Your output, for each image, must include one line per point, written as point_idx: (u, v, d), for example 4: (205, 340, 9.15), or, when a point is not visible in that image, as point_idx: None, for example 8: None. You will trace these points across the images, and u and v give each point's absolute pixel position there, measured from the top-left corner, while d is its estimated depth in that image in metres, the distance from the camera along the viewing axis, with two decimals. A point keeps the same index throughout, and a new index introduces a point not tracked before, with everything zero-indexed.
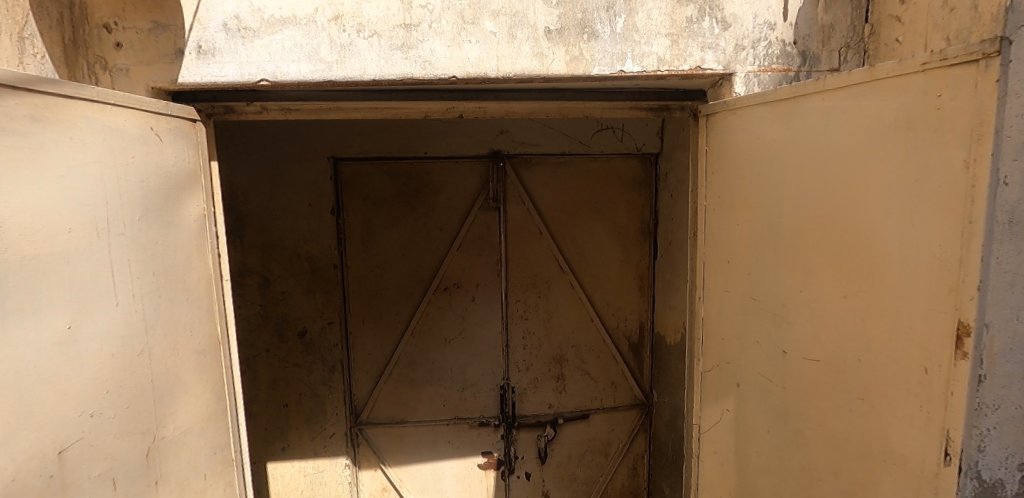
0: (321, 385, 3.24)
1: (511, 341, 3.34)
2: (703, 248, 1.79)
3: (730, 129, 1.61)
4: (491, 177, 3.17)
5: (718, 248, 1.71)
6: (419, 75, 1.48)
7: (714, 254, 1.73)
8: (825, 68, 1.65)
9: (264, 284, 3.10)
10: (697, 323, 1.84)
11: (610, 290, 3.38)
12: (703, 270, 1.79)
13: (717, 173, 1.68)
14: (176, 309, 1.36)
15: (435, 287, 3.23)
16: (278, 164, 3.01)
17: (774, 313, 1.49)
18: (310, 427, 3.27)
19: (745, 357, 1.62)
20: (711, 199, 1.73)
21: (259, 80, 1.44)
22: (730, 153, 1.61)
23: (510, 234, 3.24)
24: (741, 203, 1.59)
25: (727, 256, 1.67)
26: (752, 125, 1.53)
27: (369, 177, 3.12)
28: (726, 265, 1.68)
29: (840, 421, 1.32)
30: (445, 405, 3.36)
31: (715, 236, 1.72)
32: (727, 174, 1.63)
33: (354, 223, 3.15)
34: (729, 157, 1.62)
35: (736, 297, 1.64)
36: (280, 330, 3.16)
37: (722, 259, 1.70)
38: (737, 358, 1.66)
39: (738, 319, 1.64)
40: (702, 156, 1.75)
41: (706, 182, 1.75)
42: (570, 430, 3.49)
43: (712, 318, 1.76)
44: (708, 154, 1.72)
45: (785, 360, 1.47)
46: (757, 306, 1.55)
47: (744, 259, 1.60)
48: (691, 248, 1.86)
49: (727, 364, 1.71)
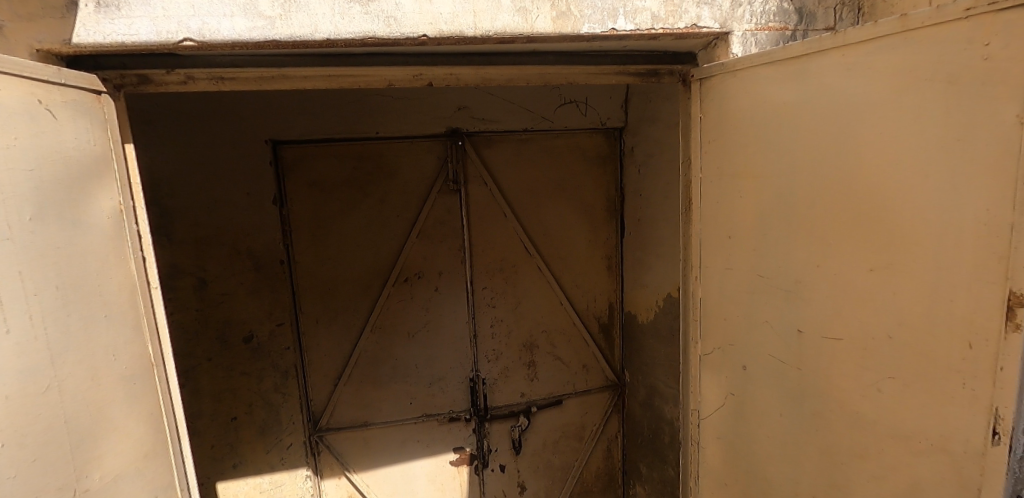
0: (274, 393, 2.95)
1: (479, 331, 3.16)
2: (699, 224, 1.63)
3: (728, 92, 1.46)
4: (449, 157, 2.95)
5: (718, 224, 1.56)
6: (383, 34, 1.24)
7: (712, 232, 1.58)
8: (821, 26, 1.54)
9: (200, 285, 2.76)
10: (690, 305, 1.71)
11: (578, 272, 3.25)
12: (699, 247, 1.64)
13: (714, 141, 1.53)
14: (93, 329, 1.10)
15: (395, 278, 3.00)
16: (209, 151, 2.68)
17: (787, 293, 1.36)
18: (264, 439, 2.98)
19: (751, 341, 1.49)
20: (709, 170, 1.57)
21: (182, 40, 1.17)
22: (731, 119, 1.46)
23: (472, 217, 3.04)
24: (744, 172, 1.44)
25: (729, 231, 1.52)
26: (755, 87, 1.38)
27: (315, 161, 2.84)
28: (726, 241, 1.53)
29: (867, 402, 1.21)
30: (412, 402, 3.16)
31: (714, 211, 1.57)
32: (728, 142, 1.48)
33: (301, 213, 2.88)
34: (728, 124, 1.47)
35: (739, 276, 1.50)
36: (222, 336, 2.83)
37: (721, 235, 1.55)
38: (742, 339, 1.52)
39: (743, 298, 1.50)
40: (695, 124, 1.59)
41: (700, 152, 1.59)
42: (544, 418, 3.35)
43: (710, 298, 1.62)
44: (704, 121, 1.55)
45: (800, 341, 1.35)
46: (766, 285, 1.42)
47: (750, 235, 1.45)
48: (683, 226, 1.70)
49: (729, 347, 1.58)
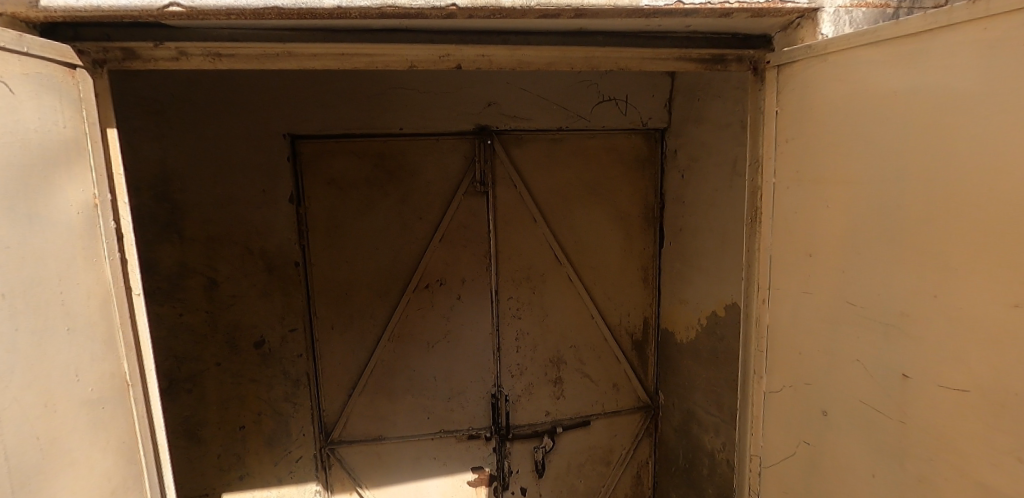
0: (284, 402, 2.79)
1: (503, 344, 2.95)
2: (769, 238, 1.39)
3: (815, 82, 1.22)
4: (477, 156, 2.76)
5: (794, 240, 1.32)
6: (404, 3, 1.04)
7: (786, 248, 1.34)
8: (930, 5, 1.28)
9: (210, 286, 2.62)
10: (750, 331, 1.47)
11: (611, 284, 3.02)
12: (768, 265, 1.40)
13: (793, 140, 1.30)
14: (49, 346, 0.95)
15: (415, 284, 2.84)
16: (224, 144, 2.54)
17: (887, 327, 1.11)
18: (272, 451, 2.83)
19: (834, 384, 1.24)
20: (785, 174, 1.33)
21: (167, 5, 1.00)
22: (816, 113, 1.23)
23: (499, 221, 2.84)
24: (830, 177, 1.20)
25: (808, 248, 1.28)
26: (852, 74, 1.14)
27: (334, 158, 2.71)
28: (805, 259, 1.29)
29: (999, 473, 0.95)
30: (429, 417, 2.98)
31: (790, 224, 1.33)
32: (812, 141, 1.24)
33: (318, 213, 2.73)
34: (814, 119, 1.23)
35: (820, 304, 1.26)
36: (232, 340, 2.68)
37: (799, 251, 1.31)
38: (821, 378, 1.27)
39: (824, 328, 1.25)
40: (769, 120, 1.36)
41: (775, 153, 1.35)
42: (569, 440, 3.12)
43: (780, 326, 1.38)
44: (781, 116, 1.32)
45: (907, 386, 1.08)
46: (856, 314, 1.17)
47: (835, 254, 1.21)
48: (747, 239, 1.46)
49: (803, 386, 1.32)
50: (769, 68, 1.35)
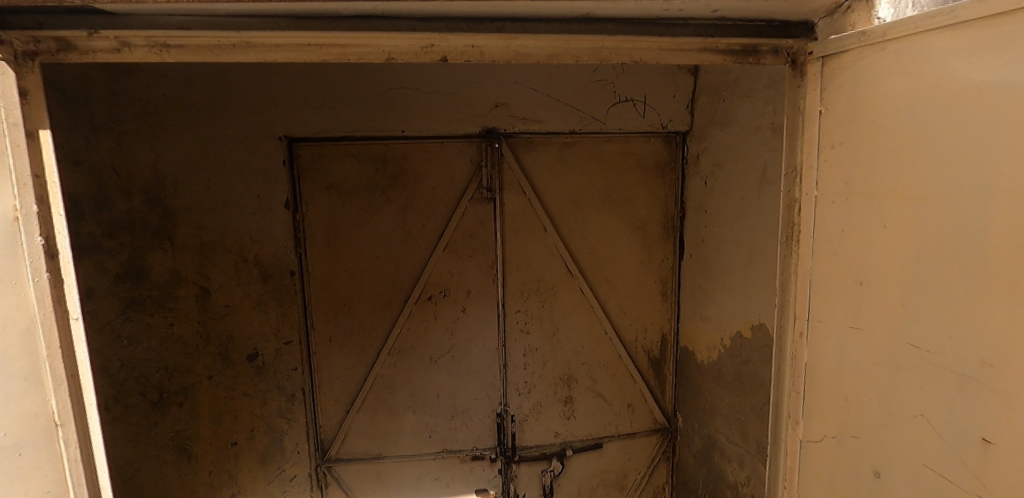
0: (278, 418, 2.65)
1: (510, 360, 2.78)
2: (808, 258, 1.20)
3: (872, 76, 1.03)
4: (484, 160, 2.61)
5: (841, 264, 1.12)
6: None
7: (830, 272, 1.15)
8: None
9: (203, 295, 2.47)
10: (784, 367, 1.28)
11: (627, 298, 2.83)
12: (808, 289, 1.21)
13: (842, 146, 1.11)
14: None
15: (417, 296, 2.68)
16: (218, 146, 2.41)
17: (963, 378, 0.92)
18: (266, 469, 2.67)
19: (897, 442, 1.03)
20: (829, 186, 1.14)
21: None
22: (869, 115, 1.04)
23: (507, 230, 2.68)
24: (888, 191, 1.01)
25: (859, 274, 1.08)
26: (921, 66, 0.95)
27: (333, 162, 2.57)
28: (854, 286, 1.09)
29: None
30: (431, 435, 2.82)
31: (835, 244, 1.13)
32: (866, 147, 1.05)
33: (316, 219, 2.60)
34: (870, 121, 1.04)
35: (874, 342, 1.06)
36: (225, 352, 2.53)
37: (846, 276, 1.11)
38: (874, 430, 1.07)
39: (879, 370, 1.05)
40: (812, 120, 1.17)
41: (818, 159, 1.16)
42: (580, 463, 2.93)
43: (822, 362, 1.18)
44: (826, 117, 1.13)
45: (988, 455, 0.89)
46: (922, 358, 0.97)
47: (895, 282, 1.01)
48: (781, 259, 1.26)
49: (850, 440, 1.13)
50: (813, 59, 1.16)
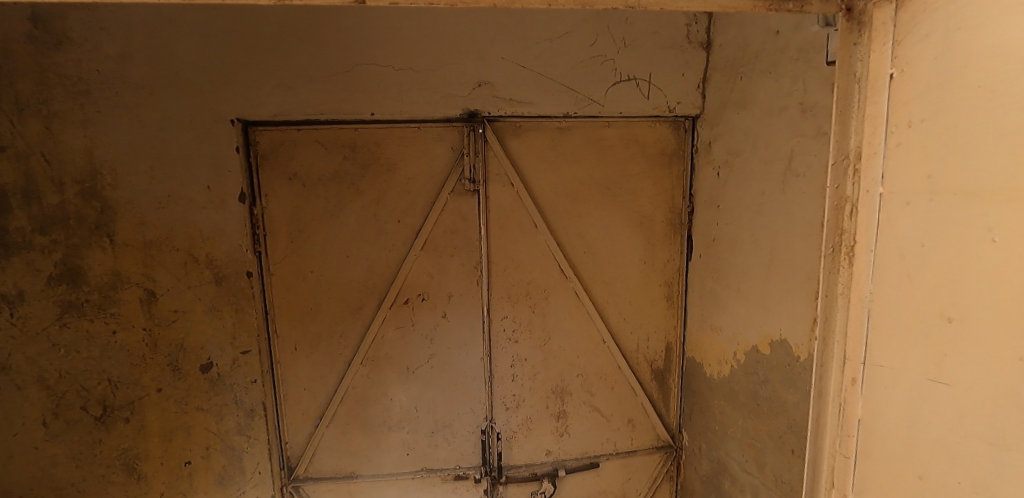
0: (237, 435, 2.36)
1: (496, 372, 2.50)
2: (871, 272, 1.01)
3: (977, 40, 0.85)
4: (466, 147, 2.32)
5: (919, 291, 0.93)
6: None
7: (901, 287, 0.96)
8: None
9: (148, 300, 2.19)
10: (829, 400, 1.10)
11: (628, 303, 2.54)
12: (869, 310, 1.01)
13: (926, 130, 0.92)
14: None
15: (392, 299, 2.41)
16: (161, 131, 2.11)
17: None
18: (223, 490, 2.38)
19: None
20: (901, 184, 0.96)
21: None
22: (962, 95, 0.87)
23: (492, 227, 2.39)
24: (1001, 207, 0.83)
25: (946, 305, 0.90)
26: None
27: (297, 149, 2.30)
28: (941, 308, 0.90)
29: None
30: (409, 453, 2.54)
31: (906, 259, 0.95)
32: (963, 137, 0.87)
33: (278, 213, 2.32)
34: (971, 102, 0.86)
35: (964, 399, 0.88)
36: (175, 363, 2.25)
37: (930, 296, 0.92)
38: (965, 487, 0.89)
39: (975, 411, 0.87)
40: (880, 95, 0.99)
41: (891, 149, 0.97)
42: (575, 484, 2.65)
43: (890, 398, 0.99)
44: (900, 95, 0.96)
45: None
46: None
47: (1000, 303, 0.83)
48: (828, 271, 1.08)
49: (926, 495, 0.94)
50: (881, 7, 0.99)
